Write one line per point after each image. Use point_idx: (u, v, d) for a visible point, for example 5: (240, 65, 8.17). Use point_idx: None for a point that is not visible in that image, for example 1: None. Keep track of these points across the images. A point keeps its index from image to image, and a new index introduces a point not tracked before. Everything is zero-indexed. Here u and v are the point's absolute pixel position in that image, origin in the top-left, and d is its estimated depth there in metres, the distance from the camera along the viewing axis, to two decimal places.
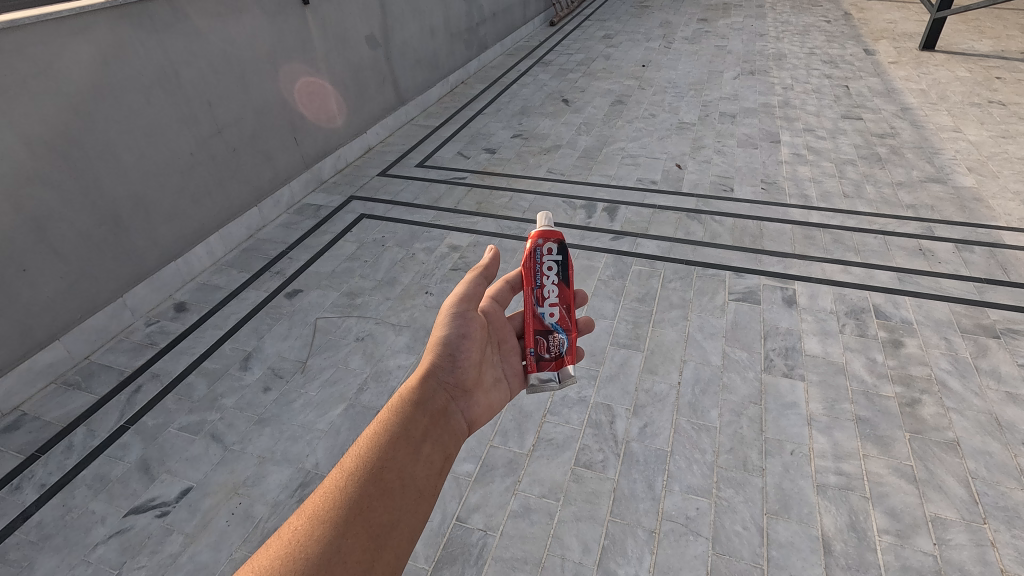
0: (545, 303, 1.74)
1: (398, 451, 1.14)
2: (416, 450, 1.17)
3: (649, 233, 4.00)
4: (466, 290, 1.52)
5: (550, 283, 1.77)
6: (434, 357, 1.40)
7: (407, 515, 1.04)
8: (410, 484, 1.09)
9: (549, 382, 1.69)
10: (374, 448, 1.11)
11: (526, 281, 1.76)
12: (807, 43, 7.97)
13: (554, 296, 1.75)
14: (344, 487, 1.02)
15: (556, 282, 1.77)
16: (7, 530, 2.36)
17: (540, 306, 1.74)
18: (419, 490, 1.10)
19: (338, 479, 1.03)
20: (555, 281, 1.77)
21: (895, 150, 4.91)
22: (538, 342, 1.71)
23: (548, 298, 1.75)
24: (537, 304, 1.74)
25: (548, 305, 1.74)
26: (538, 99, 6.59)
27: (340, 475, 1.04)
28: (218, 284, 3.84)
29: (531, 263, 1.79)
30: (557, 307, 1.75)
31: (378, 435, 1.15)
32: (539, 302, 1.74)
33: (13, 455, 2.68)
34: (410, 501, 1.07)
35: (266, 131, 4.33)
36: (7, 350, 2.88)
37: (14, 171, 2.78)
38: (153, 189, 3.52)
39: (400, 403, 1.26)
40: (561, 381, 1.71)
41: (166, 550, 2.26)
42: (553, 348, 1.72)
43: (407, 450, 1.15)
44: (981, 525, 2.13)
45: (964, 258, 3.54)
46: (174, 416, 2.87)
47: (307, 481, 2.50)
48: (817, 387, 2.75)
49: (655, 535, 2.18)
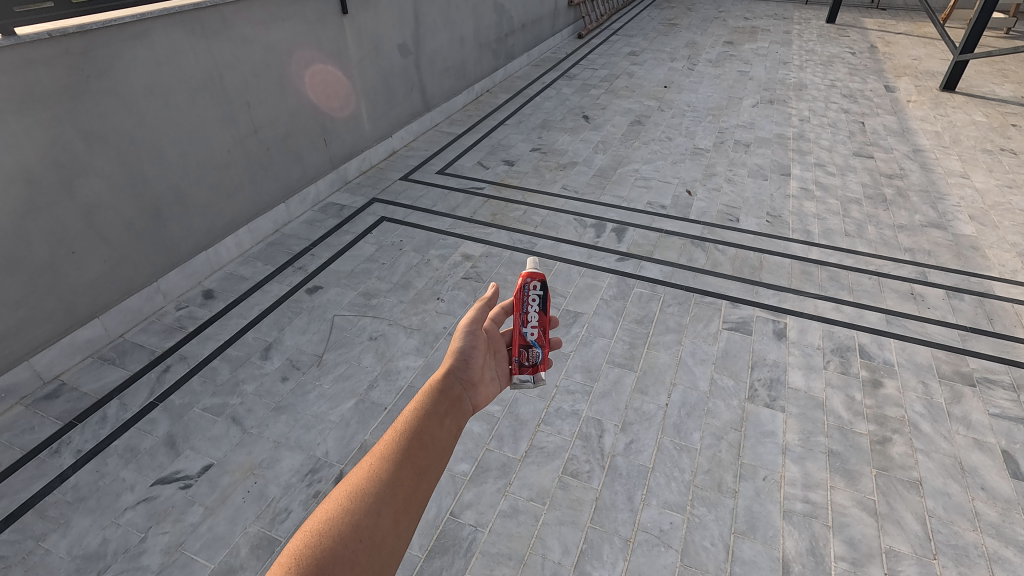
0: (529, 324, 1.91)
1: (430, 419, 1.23)
2: (447, 419, 1.28)
3: (653, 257, 4.19)
4: (478, 311, 1.63)
5: (533, 310, 1.94)
6: (454, 359, 1.51)
7: (445, 463, 1.14)
8: (443, 442, 1.19)
9: (525, 385, 1.86)
10: (414, 413, 1.23)
11: (516, 307, 1.91)
12: (829, 74, 8.08)
13: (535, 320, 1.93)
14: (394, 439, 1.12)
15: (539, 310, 1.94)
16: (46, 489, 2.62)
17: (525, 327, 1.90)
18: (451, 448, 1.20)
19: (389, 432, 1.14)
20: (539, 308, 1.95)
21: (901, 192, 5.05)
22: (520, 352, 1.87)
23: (531, 322, 1.92)
24: (522, 324, 1.90)
25: (531, 326, 1.91)
26: (559, 113, 6.79)
27: (390, 431, 1.14)
28: (245, 275, 4.09)
29: (519, 292, 1.95)
30: (537, 329, 1.93)
31: (415, 406, 1.26)
32: (524, 323, 1.90)
33: (53, 422, 2.94)
34: (445, 454, 1.17)
35: (297, 133, 4.58)
36: (53, 324, 3.15)
37: (71, 162, 3.04)
38: (192, 182, 3.77)
39: (429, 388, 1.36)
40: (534, 384, 1.90)
41: (187, 520, 2.51)
42: (531, 359, 1.88)
43: (440, 418, 1.26)
44: (931, 560, 2.31)
45: (953, 305, 3.70)
46: (199, 397, 3.12)
47: (317, 467, 2.74)
48: (796, 419, 2.93)
49: (629, 544, 2.38)
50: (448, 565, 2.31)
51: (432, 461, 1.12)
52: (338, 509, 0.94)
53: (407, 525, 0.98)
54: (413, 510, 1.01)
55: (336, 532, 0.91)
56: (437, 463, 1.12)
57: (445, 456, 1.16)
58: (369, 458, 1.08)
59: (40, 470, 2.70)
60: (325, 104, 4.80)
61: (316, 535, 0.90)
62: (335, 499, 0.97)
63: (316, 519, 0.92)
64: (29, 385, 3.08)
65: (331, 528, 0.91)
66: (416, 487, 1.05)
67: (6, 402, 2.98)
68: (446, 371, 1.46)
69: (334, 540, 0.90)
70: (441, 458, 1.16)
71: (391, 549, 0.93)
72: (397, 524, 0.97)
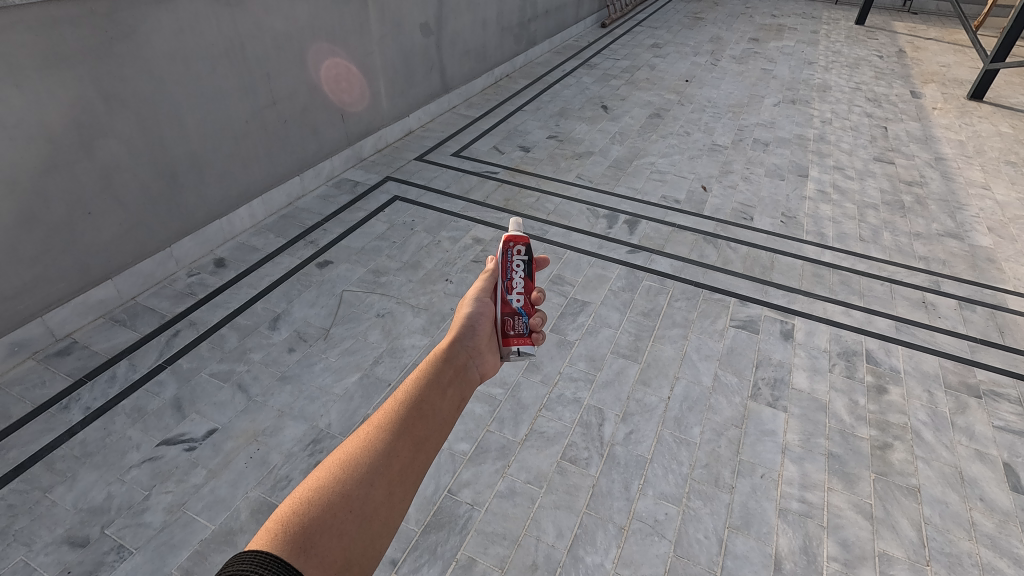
0: (513, 291, 1.82)
1: (430, 390, 1.19)
2: (449, 389, 1.25)
3: (664, 251, 4.18)
4: (485, 281, 1.72)
5: (518, 277, 1.86)
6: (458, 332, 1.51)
7: (444, 434, 1.11)
8: (444, 414, 1.16)
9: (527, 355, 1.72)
10: (415, 381, 1.20)
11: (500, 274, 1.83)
12: (854, 77, 7.95)
13: (520, 288, 1.84)
14: (393, 409, 1.10)
15: (523, 276, 1.87)
16: (54, 442, 2.68)
17: (508, 294, 1.81)
18: (452, 420, 1.16)
19: (388, 403, 1.11)
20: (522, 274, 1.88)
21: (919, 200, 4.98)
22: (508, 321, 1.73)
23: (515, 289, 1.83)
24: (506, 291, 1.81)
25: (515, 294, 1.81)
26: (578, 102, 6.74)
27: (389, 401, 1.11)
28: (256, 245, 4.11)
29: (501, 259, 1.87)
30: (521, 296, 1.83)
31: (418, 374, 1.24)
32: (508, 290, 1.81)
33: (63, 377, 3.00)
34: (445, 426, 1.14)
35: (315, 108, 4.58)
36: (67, 283, 3.20)
37: (91, 123, 3.07)
38: (209, 150, 3.79)
39: (435, 356, 1.34)
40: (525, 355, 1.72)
41: (190, 481, 2.55)
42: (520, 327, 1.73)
43: (442, 388, 1.24)
44: (924, 566, 2.31)
45: (964, 316, 3.67)
46: (207, 362, 3.16)
47: (319, 438, 2.77)
48: (797, 419, 2.93)
49: (623, 532, 2.41)
50: (443, 541, 2.34)
51: (430, 431, 1.09)
52: (328, 478, 0.93)
53: (402, 496, 0.96)
54: (409, 480, 0.99)
55: (325, 500, 0.89)
56: (436, 435, 1.09)
57: (444, 428, 1.13)
58: (366, 426, 1.05)
59: (49, 424, 2.76)
60: (347, 91, 4.86)
61: (305, 502, 0.88)
62: (326, 467, 0.95)
63: (306, 486, 0.91)
64: (42, 341, 3.14)
65: (320, 496, 0.90)
66: (412, 458, 1.02)
67: (19, 356, 3.05)
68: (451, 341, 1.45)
69: (322, 508, 0.88)
70: (441, 430, 1.11)
71: (384, 520, 0.92)
72: (391, 494, 0.95)
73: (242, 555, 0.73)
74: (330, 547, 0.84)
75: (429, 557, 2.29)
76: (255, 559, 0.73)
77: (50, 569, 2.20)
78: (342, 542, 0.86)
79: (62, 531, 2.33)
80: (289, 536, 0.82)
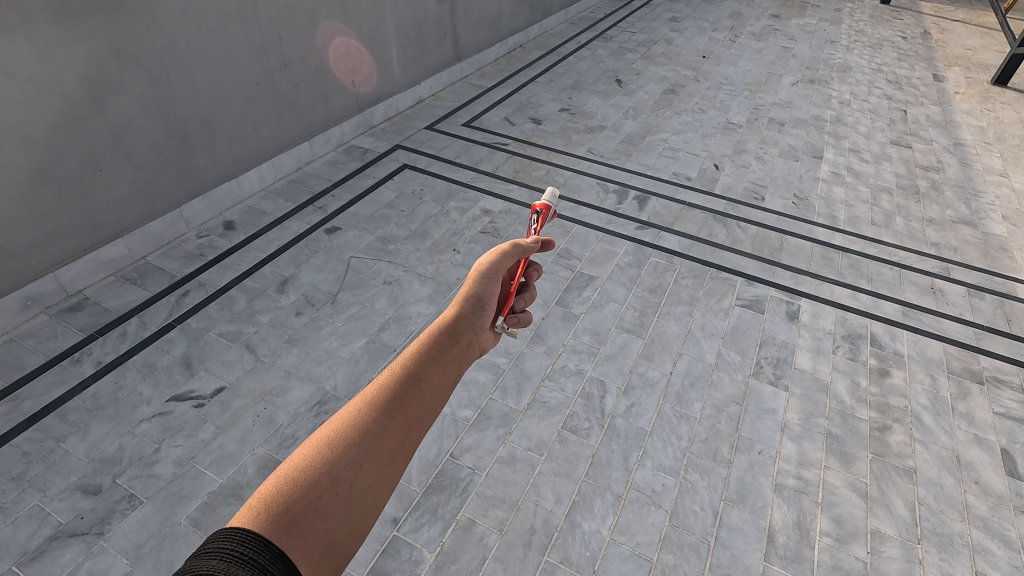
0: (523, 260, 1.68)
1: (430, 368, 1.18)
2: (452, 362, 1.25)
3: (672, 229, 4.15)
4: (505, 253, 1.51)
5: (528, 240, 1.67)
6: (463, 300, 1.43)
7: (438, 413, 1.12)
8: (442, 391, 1.16)
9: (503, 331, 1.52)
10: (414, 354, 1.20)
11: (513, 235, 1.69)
12: (876, 58, 7.75)
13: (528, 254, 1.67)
14: (386, 385, 1.09)
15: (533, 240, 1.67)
16: (68, 394, 2.74)
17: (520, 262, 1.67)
18: (448, 396, 1.17)
19: (382, 377, 1.11)
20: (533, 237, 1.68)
21: (935, 186, 4.91)
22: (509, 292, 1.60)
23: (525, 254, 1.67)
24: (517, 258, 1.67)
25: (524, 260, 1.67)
26: (592, 75, 6.62)
27: (383, 375, 1.11)
28: (265, 210, 4.12)
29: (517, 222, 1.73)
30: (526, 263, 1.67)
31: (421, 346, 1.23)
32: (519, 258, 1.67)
33: (75, 333, 3.06)
34: (440, 404, 1.15)
35: (327, 73, 4.54)
36: (79, 240, 3.23)
37: (103, 78, 3.06)
38: (219, 112, 3.77)
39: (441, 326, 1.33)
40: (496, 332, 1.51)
41: (199, 436, 2.61)
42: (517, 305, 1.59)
43: (443, 360, 1.24)
44: (915, 544, 2.36)
45: (972, 303, 3.65)
46: (216, 323, 3.20)
47: (325, 399, 2.82)
48: (798, 399, 2.95)
49: (621, 500, 2.45)
50: (443, 503, 2.40)
51: (425, 409, 1.10)
52: (313, 456, 0.93)
53: (390, 478, 0.98)
54: (397, 462, 1.00)
55: (309, 480, 0.90)
56: (429, 415, 1.10)
57: (440, 406, 1.14)
58: (358, 400, 1.06)
59: (62, 376, 2.82)
60: (359, 65, 4.85)
61: (290, 481, 0.88)
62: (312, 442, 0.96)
63: (291, 462, 0.91)
64: (54, 296, 3.19)
65: (304, 475, 0.90)
66: (402, 439, 1.03)
67: (32, 311, 3.10)
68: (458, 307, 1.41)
69: (305, 488, 0.88)
70: (433, 410, 1.12)
71: (371, 501, 0.94)
72: (379, 476, 0.96)
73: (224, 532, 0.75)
74: (315, 529, 0.85)
75: (430, 517, 2.35)
76: (236, 537, 0.74)
77: (64, 514, 2.28)
78: (327, 525, 0.87)
79: (75, 479, 2.40)
80: (272, 516, 0.82)
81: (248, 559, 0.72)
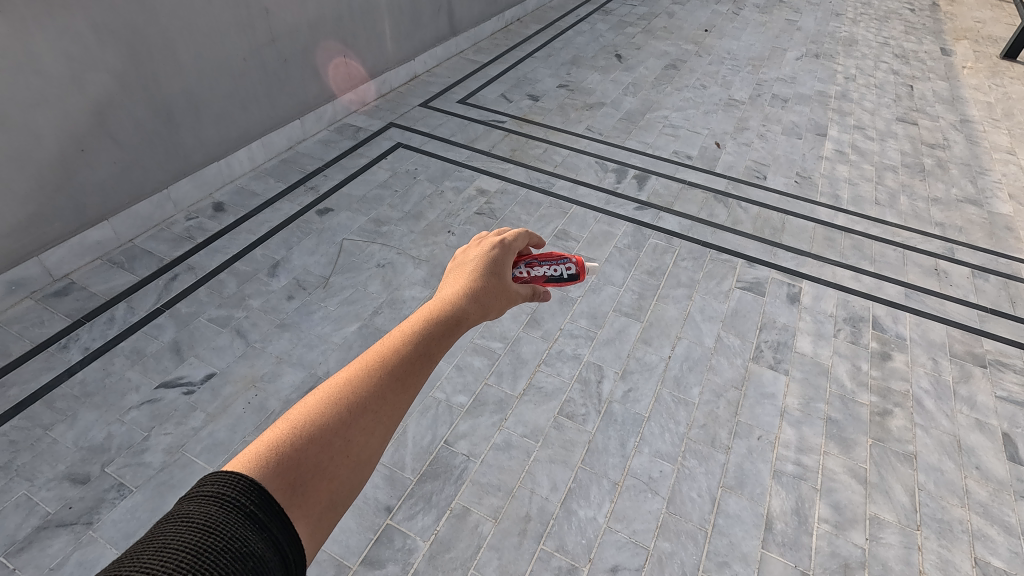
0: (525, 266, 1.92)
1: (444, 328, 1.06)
2: (468, 330, 1.12)
3: (672, 209, 4.07)
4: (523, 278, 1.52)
5: (537, 272, 1.95)
6: (470, 275, 1.33)
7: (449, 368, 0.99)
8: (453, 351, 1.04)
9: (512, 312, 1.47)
10: (431, 315, 1.08)
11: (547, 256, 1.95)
12: (883, 31, 7.54)
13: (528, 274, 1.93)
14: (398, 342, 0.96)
15: (540, 275, 1.96)
16: (54, 381, 2.69)
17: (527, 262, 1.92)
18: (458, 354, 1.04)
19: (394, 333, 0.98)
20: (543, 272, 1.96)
21: (941, 163, 4.81)
22: None
23: (527, 270, 1.93)
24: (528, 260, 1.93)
25: (523, 270, 1.92)
26: (591, 50, 6.45)
27: (395, 332, 0.98)
28: (256, 190, 4.02)
29: (564, 255, 1.99)
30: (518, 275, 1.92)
31: (433, 308, 1.11)
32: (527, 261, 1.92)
33: (62, 318, 2.99)
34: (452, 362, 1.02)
35: (318, 49, 4.40)
36: (63, 223, 3.15)
37: (83, 56, 2.95)
38: (205, 89, 3.65)
39: (452, 295, 1.21)
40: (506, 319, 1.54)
41: (188, 424, 2.56)
42: None
43: (459, 327, 1.11)
44: (914, 531, 2.34)
45: (976, 284, 3.58)
46: (206, 308, 3.13)
47: (317, 385, 2.77)
48: (798, 383, 2.91)
49: (617, 487, 2.42)
50: (438, 491, 2.37)
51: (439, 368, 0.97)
52: (319, 405, 0.81)
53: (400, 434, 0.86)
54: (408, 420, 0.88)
55: (314, 431, 0.78)
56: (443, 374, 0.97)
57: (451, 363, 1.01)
58: (372, 354, 0.93)
59: (48, 363, 2.77)
60: (352, 42, 4.71)
61: (293, 430, 0.76)
62: (323, 393, 0.84)
63: (299, 412, 0.80)
64: (39, 280, 3.12)
65: (310, 426, 0.78)
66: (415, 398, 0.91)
67: (17, 295, 3.03)
68: (465, 281, 1.30)
69: (308, 440, 0.76)
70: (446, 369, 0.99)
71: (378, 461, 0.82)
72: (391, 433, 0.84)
73: (219, 476, 0.67)
74: (316, 488, 0.73)
75: (424, 505, 2.33)
76: (234, 485, 0.66)
77: (52, 504, 2.24)
78: (331, 484, 0.75)
79: (63, 468, 2.36)
80: (274, 468, 0.71)
81: (241, 506, 0.64)
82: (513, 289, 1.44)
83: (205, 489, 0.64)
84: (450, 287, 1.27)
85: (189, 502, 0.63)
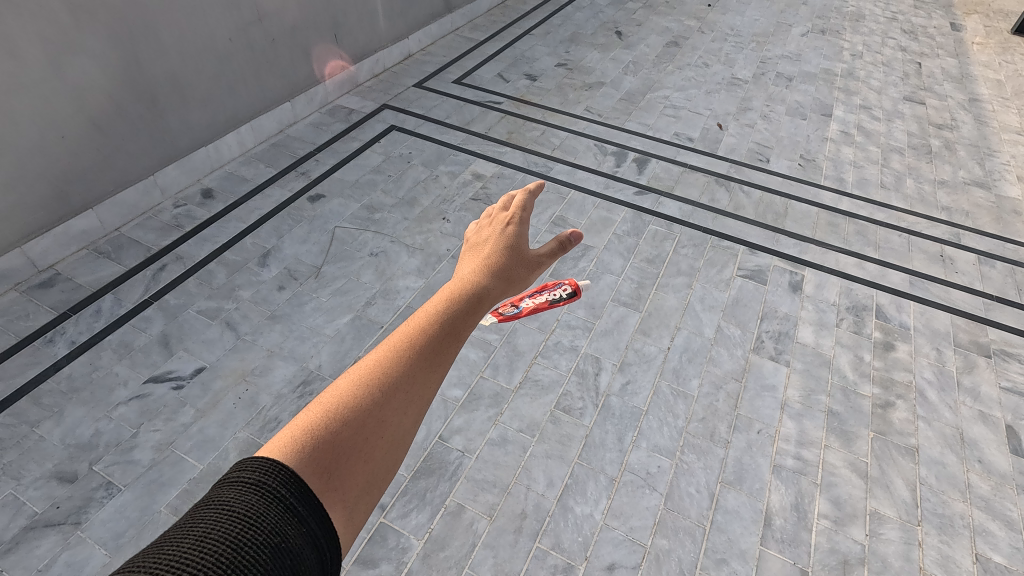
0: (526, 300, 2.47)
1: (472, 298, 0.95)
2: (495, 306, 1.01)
3: (673, 193, 3.97)
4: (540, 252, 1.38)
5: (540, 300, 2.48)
6: (486, 256, 1.21)
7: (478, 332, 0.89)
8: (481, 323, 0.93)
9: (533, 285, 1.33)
10: (456, 289, 0.97)
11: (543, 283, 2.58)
12: (891, 5, 7.32)
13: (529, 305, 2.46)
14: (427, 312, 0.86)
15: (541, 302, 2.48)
16: (40, 376, 2.64)
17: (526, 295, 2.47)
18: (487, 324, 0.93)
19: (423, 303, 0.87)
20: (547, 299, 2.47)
21: (948, 145, 4.69)
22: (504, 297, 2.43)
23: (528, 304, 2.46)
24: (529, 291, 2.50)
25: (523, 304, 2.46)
26: (591, 26, 6.26)
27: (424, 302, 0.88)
28: (246, 176, 3.91)
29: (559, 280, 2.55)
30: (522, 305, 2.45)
31: (468, 281, 1.01)
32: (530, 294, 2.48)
33: (47, 311, 2.92)
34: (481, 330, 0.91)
35: (307, 27, 4.24)
36: (46, 212, 3.06)
37: (60, 38, 2.82)
38: (190, 72, 3.52)
39: (474, 269, 1.12)
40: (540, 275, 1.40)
41: (177, 420, 2.51)
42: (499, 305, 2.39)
43: (486, 301, 1.00)
44: (914, 526, 2.31)
45: (982, 271, 3.51)
46: (195, 299, 3.06)
47: (309, 379, 2.72)
48: (799, 375, 2.86)
49: (614, 483, 2.39)
50: (432, 488, 2.34)
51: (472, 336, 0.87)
52: (354, 378, 0.71)
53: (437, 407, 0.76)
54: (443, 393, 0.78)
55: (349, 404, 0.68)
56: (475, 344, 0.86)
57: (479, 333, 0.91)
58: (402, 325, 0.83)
59: (34, 357, 2.71)
60: (342, 19, 4.55)
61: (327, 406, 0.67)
62: (358, 364, 0.74)
63: (333, 388, 0.71)
64: (23, 272, 3.04)
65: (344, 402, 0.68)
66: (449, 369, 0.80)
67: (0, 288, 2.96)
68: (485, 256, 1.22)
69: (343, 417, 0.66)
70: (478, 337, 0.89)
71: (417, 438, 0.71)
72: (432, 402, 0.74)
73: (252, 465, 0.59)
74: (354, 472, 0.64)
75: (418, 502, 2.29)
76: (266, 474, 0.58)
77: (40, 503, 2.21)
78: (369, 465, 0.66)
79: (51, 466, 2.32)
80: (305, 452, 0.62)
81: (274, 497, 0.57)
82: (533, 265, 1.32)
83: (237, 478, 0.58)
84: (469, 266, 1.17)
85: (220, 497, 0.57)
